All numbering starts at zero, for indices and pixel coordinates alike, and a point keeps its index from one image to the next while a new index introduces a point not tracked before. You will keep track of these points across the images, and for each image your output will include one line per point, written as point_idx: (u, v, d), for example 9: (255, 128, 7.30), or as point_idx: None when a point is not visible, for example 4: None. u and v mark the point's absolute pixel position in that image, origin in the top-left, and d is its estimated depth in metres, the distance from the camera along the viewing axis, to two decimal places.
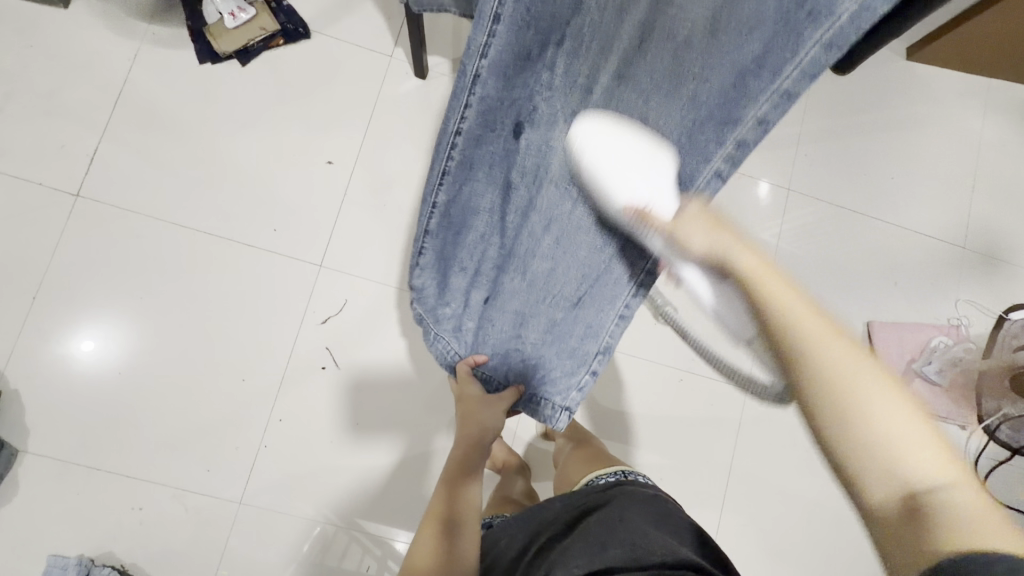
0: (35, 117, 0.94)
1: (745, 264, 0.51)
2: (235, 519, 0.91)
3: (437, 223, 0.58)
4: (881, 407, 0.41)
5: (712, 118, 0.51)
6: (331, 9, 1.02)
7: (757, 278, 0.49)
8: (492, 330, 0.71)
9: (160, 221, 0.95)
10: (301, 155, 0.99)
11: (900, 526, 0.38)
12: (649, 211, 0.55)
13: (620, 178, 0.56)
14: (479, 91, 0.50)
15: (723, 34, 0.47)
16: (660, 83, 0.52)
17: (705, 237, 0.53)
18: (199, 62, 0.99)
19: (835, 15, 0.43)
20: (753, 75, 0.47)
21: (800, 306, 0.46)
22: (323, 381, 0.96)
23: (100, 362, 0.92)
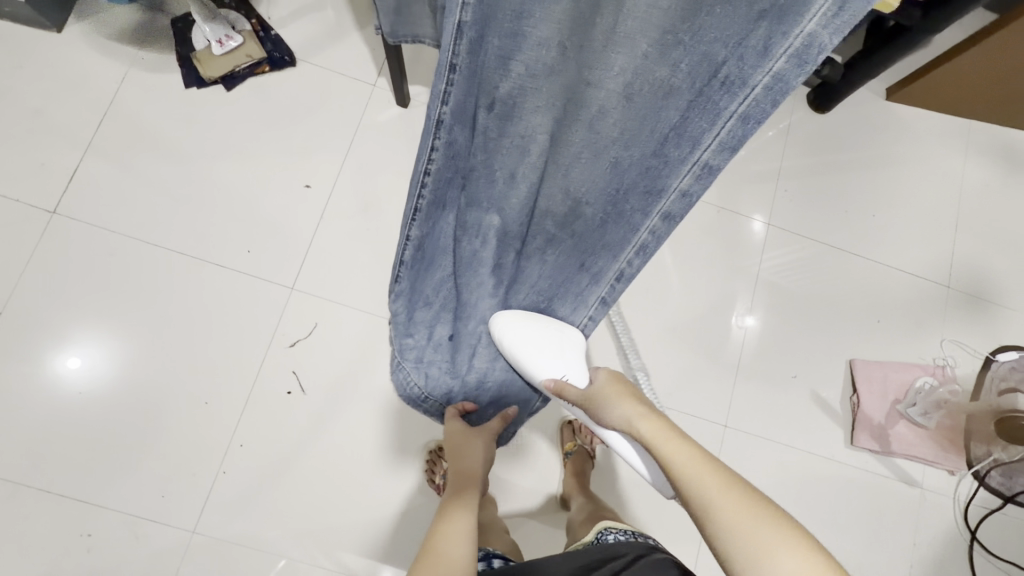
0: (20, 136, 0.96)
1: (646, 430, 0.55)
2: (186, 550, 0.88)
3: (411, 256, 0.57)
4: (782, 554, 0.44)
5: (635, 189, 0.49)
6: (318, 39, 1.05)
7: (657, 448, 0.54)
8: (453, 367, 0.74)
9: (134, 239, 0.96)
10: (281, 179, 1.00)
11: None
12: (563, 384, 0.65)
13: (533, 362, 0.67)
14: (440, 140, 0.46)
15: (640, 101, 0.42)
16: (581, 153, 0.49)
17: (613, 404, 0.59)
18: (185, 86, 1.01)
19: (748, 87, 0.37)
20: (672, 147, 0.43)
21: (695, 471, 0.51)
22: (288, 406, 0.94)
23: (60, 381, 0.90)
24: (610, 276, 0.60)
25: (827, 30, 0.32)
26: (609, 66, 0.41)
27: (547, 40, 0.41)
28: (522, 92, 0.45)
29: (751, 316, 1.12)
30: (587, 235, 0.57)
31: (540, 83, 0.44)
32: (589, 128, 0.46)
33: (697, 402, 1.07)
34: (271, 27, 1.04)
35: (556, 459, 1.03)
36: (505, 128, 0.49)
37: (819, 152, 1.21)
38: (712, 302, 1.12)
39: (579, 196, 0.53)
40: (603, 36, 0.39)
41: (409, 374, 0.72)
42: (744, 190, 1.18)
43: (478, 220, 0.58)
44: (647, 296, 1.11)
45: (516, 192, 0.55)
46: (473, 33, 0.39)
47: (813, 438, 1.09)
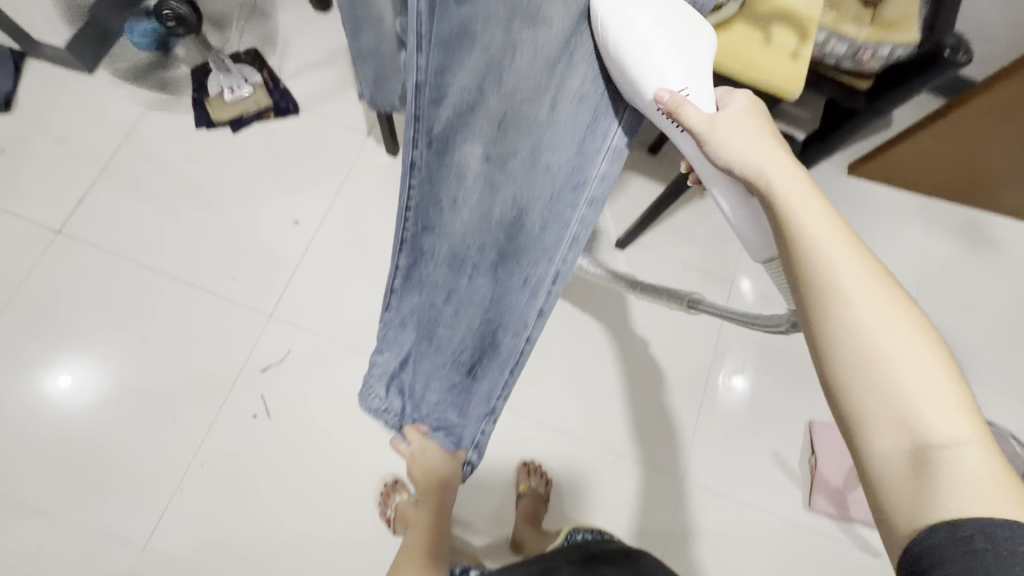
0: (43, 162, 1.06)
1: (786, 197, 0.44)
2: (135, 566, 0.89)
3: (400, 282, 0.64)
4: (912, 359, 0.37)
5: (563, 189, 0.57)
6: (321, 91, 1.16)
7: (792, 211, 0.43)
8: (418, 398, 0.68)
9: (128, 261, 1.03)
10: (273, 214, 1.08)
11: (903, 485, 0.36)
12: (682, 103, 0.47)
13: (647, 65, 0.47)
14: (415, 179, 0.58)
15: (561, 115, 0.55)
16: (522, 166, 0.57)
17: (746, 153, 0.46)
18: (195, 125, 1.12)
19: None
20: (589, 140, 0.56)
21: (837, 247, 0.41)
22: (252, 429, 0.97)
23: (37, 391, 0.95)
24: (547, 280, 0.60)
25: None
26: (534, 98, 0.55)
27: (473, 87, 0.54)
28: (462, 127, 0.56)
29: (739, 377, 1.16)
30: (530, 241, 0.59)
31: (472, 119, 0.56)
32: (526, 146, 0.56)
33: (655, 453, 1.10)
34: (281, 79, 1.16)
35: (509, 498, 1.05)
36: (454, 159, 0.58)
37: None
38: (675, 355, 1.16)
39: (522, 206, 0.58)
40: (522, 72, 0.54)
41: (373, 387, 0.69)
42: (710, 248, 1.23)
43: (433, 247, 0.62)
44: (612, 345, 1.15)
45: (465, 213, 0.60)
46: (433, 88, 0.54)
47: (772, 498, 1.09)
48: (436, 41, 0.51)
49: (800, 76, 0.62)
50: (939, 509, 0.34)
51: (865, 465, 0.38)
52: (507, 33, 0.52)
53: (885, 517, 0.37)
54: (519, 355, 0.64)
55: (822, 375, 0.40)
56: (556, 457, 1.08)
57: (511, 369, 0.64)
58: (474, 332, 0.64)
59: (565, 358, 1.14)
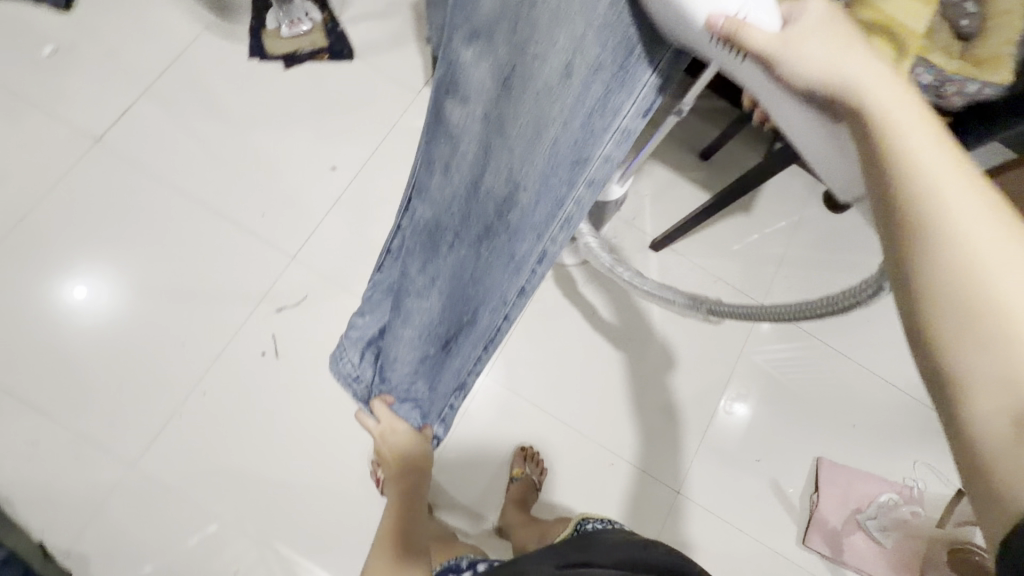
0: (94, 67, 1.06)
1: (884, 98, 0.33)
2: (123, 481, 0.89)
3: (395, 245, 0.64)
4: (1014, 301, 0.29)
5: (561, 164, 0.45)
6: (378, 41, 1.14)
7: (885, 110, 0.33)
8: (391, 367, 0.71)
9: (161, 180, 1.02)
10: (311, 157, 1.07)
11: (1005, 458, 0.27)
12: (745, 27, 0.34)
13: None
14: (427, 124, 0.52)
15: (574, 82, 0.42)
16: (524, 134, 0.46)
17: (826, 57, 0.34)
18: (248, 55, 1.10)
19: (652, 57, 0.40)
20: (597, 115, 0.42)
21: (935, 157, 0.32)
22: (257, 367, 0.96)
23: (53, 293, 0.95)
24: (532, 262, 0.54)
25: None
26: (551, 47, 0.41)
27: (487, 33, 0.44)
28: (461, 80, 0.47)
29: (737, 403, 1.12)
30: (520, 224, 0.51)
31: (484, 73, 0.46)
32: (534, 110, 0.44)
33: (654, 462, 1.07)
34: (340, 22, 1.14)
35: (501, 482, 1.03)
36: (461, 117, 0.49)
37: (828, 247, 1.22)
38: (690, 367, 1.13)
39: (516, 183, 0.48)
40: (545, 15, 0.41)
41: (348, 351, 0.75)
42: (744, 265, 1.20)
43: (420, 210, 0.58)
44: (627, 346, 1.12)
45: (458, 180, 0.53)
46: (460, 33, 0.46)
47: (766, 528, 1.06)
48: None
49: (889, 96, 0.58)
50: None
51: (959, 429, 0.30)
52: None
53: (985, 495, 0.28)
54: (488, 339, 0.64)
55: (912, 325, 0.32)
56: (553, 448, 1.06)
57: (485, 345, 0.66)
58: (448, 309, 0.63)
59: (577, 351, 1.11)
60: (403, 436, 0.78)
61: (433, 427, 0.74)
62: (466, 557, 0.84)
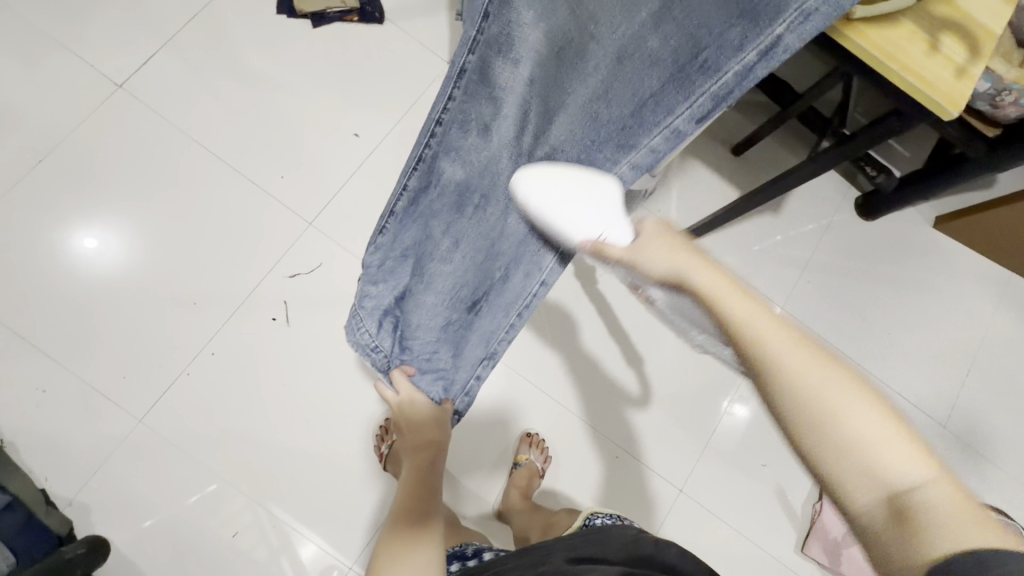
0: (119, 11, 1.03)
1: (705, 280, 0.43)
2: (129, 434, 0.89)
3: (406, 205, 0.57)
4: (854, 413, 0.37)
5: (608, 142, 0.47)
6: (410, 6, 1.10)
7: (716, 296, 0.42)
8: (414, 332, 0.68)
9: (182, 133, 1.00)
10: (334, 122, 1.04)
11: (889, 543, 0.33)
12: (603, 245, 0.48)
13: (560, 222, 0.50)
14: (458, 87, 0.49)
15: (631, 66, 0.43)
16: (571, 108, 0.47)
17: (660, 251, 0.45)
18: (277, 11, 1.07)
19: (722, 70, 0.40)
20: (649, 107, 0.44)
21: (761, 325, 0.40)
22: (267, 332, 0.95)
23: (66, 241, 0.94)
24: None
25: (790, 34, 0.37)
26: (611, 25, 0.42)
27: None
28: (512, 44, 0.46)
29: (738, 404, 1.10)
30: None
31: (530, 37, 0.45)
32: (584, 87, 0.46)
33: (659, 459, 1.06)
34: None
35: (504, 467, 1.02)
36: (497, 86, 0.48)
37: (853, 257, 1.19)
38: (703, 367, 1.11)
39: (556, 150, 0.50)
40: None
41: (363, 321, 0.69)
42: (767, 268, 1.17)
43: (448, 174, 0.55)
44: (641, 340, 1.10)
45: (493, 143, 0.52)
46: None
47: (765, 532, 1.06)
48: None
49: (965, 96, 0.55)
50: (930, 547, 0.32)
51: (850, 516, 0.36)
52: None
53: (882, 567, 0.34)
54: (522, 305, 0.60)
55: (793, 447, 0.38)
56: (558, 437, 1.05)
57: (516, 311, 0.61)
58: (475, 270, 0.61)
59: (590, 342, 1.09)
60: (420, 407, 0.78)
61: (454, 401, 0.72)
62: (472, 544, 0.83)
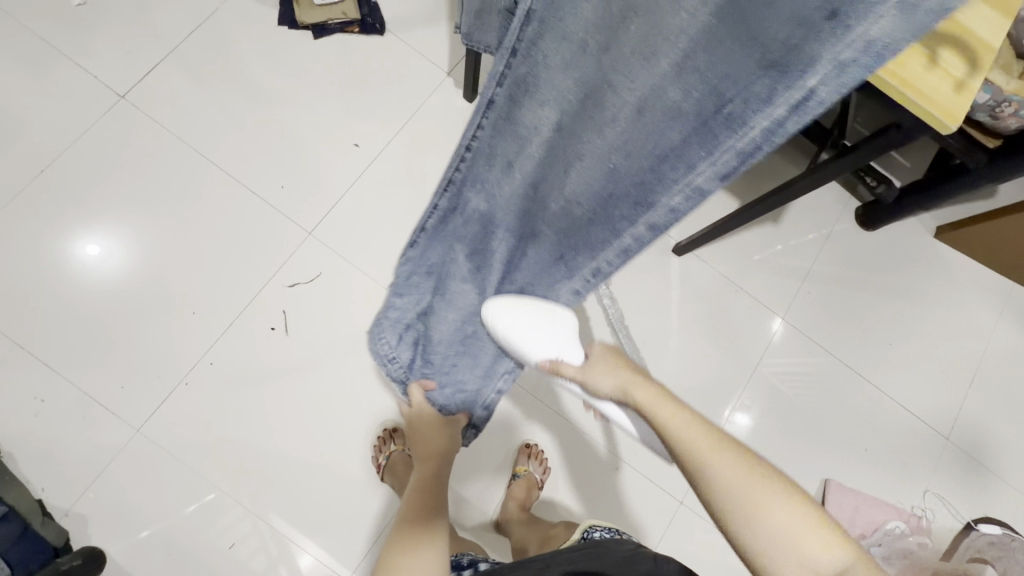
0: (122, 22, 1.04)
1: (647, 399, 0.56)
2: (127, 444, 0.89)
3: (434, 223, 0.55)
4: (784, 513, 0.46)
5: (627, 197, 0.46)
6: (410, 18, 1.11)
7: (657, 414, 0.54)
8: (437, 347, 0.67)
9: (183, 143, 1.00)
10: (334, 132, 1.04)
11: None
12: (558, 364, 0.64)
13: (526, 344, 0.63)
14: (485, 121, 0.47)
15: (652, 119, 0.40)
16: (591, 156, 0.46)
17: (607, 375, 0.60)
18: (278, 22, 1.07)
19: (747, 127, 0.36)
20: (669, 164, 0.41)
21: (697, 438, 0.51)
22: (266, 341, 0.95)
23: (66, 251, 0.94)
24: (585, 273, 0.56)
25: (827, 86, 0.32)
26: (636, 76, 0.39)
27: (578, 36, 0.40)
28: (539, 83, 0.43)
29: (739, 413, 1.10)
30: (580, 237, 0.53)
31: (556, 80, 0.43)
32: (606, 137, 0.44)
33: (659, 471, 1.05)
34: None
35: (503, 478, 1.02)
36: (523, 125, 0.46)
37: (854, 267, 1.19)
38: (703, 378, 1.10)
39: (575, 195, 0.50)
40: (636, 42, 0.38)
41: (385, 331, 0.66)
42: (767, 278, 1.16)
43: (474, 204, 0.54)
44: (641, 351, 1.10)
45: (516, 181, 0.51)
46: (533, 26, 0.40)
47: None
48: None
49: (964, 109, 0.55)
50: None
51: None
52: None
53: None
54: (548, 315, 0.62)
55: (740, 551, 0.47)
56: (557, 448, 1.04)
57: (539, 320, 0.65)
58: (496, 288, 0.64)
59: None
60: (430, 419, 0.76)
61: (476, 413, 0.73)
62: (469, 556, 0.83)
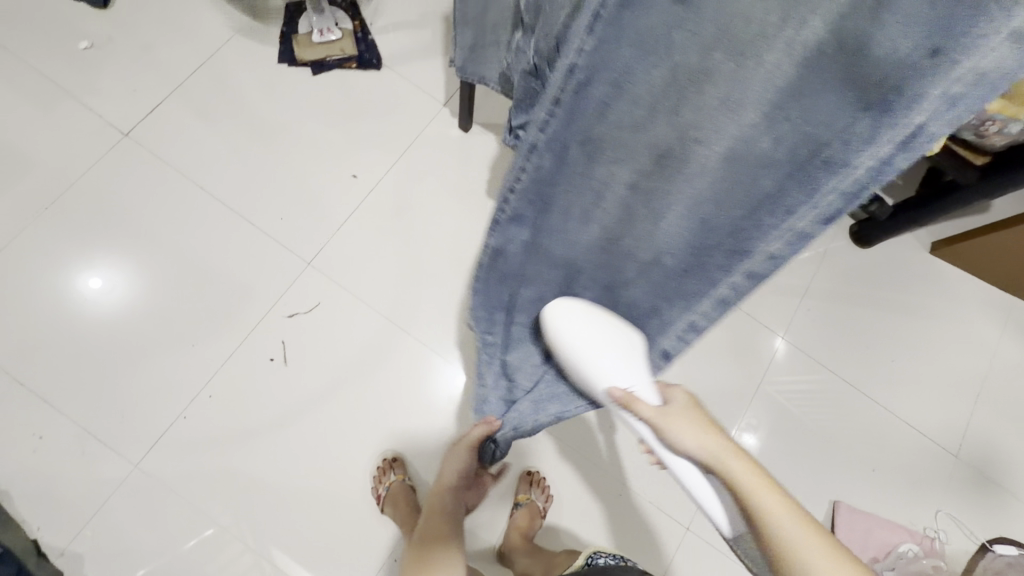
0: (127, 63, 1.07)
1: (734, 465, 0.53)
2: (125, 479, 0.88)
3: (485, 263, 0.57)
4: None
5: (722, 241, 0.50)
6: (407, 52, 1.14)
7: (745, 483, 0.51)
8: (517, 382, 0.69)
9: (184, 178, 1.03)
10: (333, 164, 1.06)
11: None
12: (633, 398, 0.58)
13: (596, 369, 0.61)
14: (532, 161, 0.46)
15: (740, 167, 0.43)
16: (679, 203, 0.49)
17: (689, 430, 0.55)
18: (277, 60, 1.11)
19: (850, 167, 0.39)
20: (767, 209, 0.45)
21: (785, 515, 0.49)
22: (265, 372, 0.95)
23: (67, 286, 0.95)
24: (681, 327, 0.61)
25: (936, 121, 0.35)
26: (716, 133, 0.42)
27: (644, 99, 0.41)
28: (603, 143, 0.45)
29: (746, 432, 1.09)
30: (677, 276, 0.56)
31: (627, 137, 0.44)
32: (688, 187, 0.47)
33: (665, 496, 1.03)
34: (370, 32, 1.14)
35: (505, 505, 1.00)
36: (592, 177, 0.49)
37: (852, 284, 1.19)
38: (705, 399, 1.10)
39: (666, 240, 0.53)
40: (712, 102, 0.40)
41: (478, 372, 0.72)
42: (765, 297, 1.16)
43: (549, 253, 0.57)
44: None
45: (597, 229, 0.54)
46: (582, 75, 0.39)
47: None
48: (608, 23, 0.37)
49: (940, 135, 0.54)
50: None
51: None
52: (708, 35, 0.37)
53: None
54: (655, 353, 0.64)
55: None
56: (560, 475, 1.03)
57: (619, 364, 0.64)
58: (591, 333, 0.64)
59: None
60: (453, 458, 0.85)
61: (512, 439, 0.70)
62: None
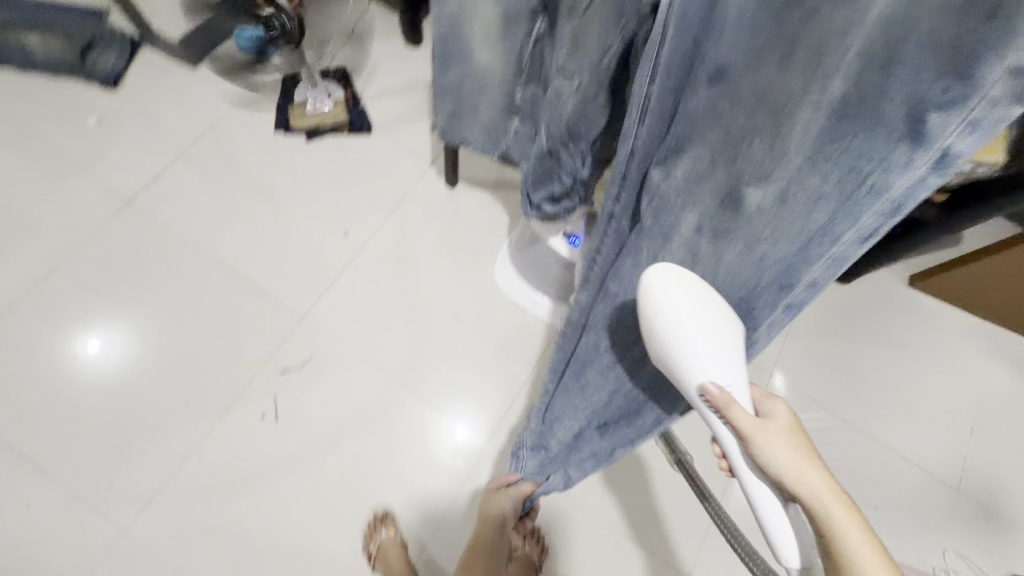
0: (131, 135, 1.14)
1: (821, 488, 0.53)
2: (112, 544, 0.87)
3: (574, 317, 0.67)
4: None
5: (775, 277, 0.53)
6: (395, 117, 1.22)
7: (827, 504, 0.52)
8: (554, 433, 0.78)
9: (182, 240, 1.07)
10: (326, 223, 1.11)
11: None
12: (731, 401, 0.53)
13: (689, 359, 0.54)
14: (611, 229, 0.57)
15: (794, 204, 0.46)
16: (740, 244, 0.52)
17: (785, 449, 0.54)
18: (273, 128, 1.18)
19: (890, 192, 0.42)
20: (819, 237, 0.47)
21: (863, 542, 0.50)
22: (257, 429, 0.96)
23: (65, 349, 0.97)
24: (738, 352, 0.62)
25: (963, 141, 0.37)
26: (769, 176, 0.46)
27: (701, 155, 0.48)
28: (668, 200, 0.52)
29: None
30: (751, 310, 0.57)
31: (695, 191, 0.51)
32: (744, 228, 0.51)
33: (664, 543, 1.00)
34: (361, 100, 1.22)
35: None
36: (656, 226, 0.54)
37: (835, 319, 1.21)
38: None
39: (726, 280, 0.56)
40: (759, 151, 0.45)
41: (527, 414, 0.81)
42: None
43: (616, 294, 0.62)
44: None
45: None
46: (642, 151, 0.49)
47: None
48: (658, 106, 0.45)
49: None
50: None
51: None
52: (751, 103, 0.43)
53: None
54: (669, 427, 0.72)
55: None
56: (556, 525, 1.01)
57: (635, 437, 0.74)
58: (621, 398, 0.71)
59: None
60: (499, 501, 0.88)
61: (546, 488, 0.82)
62: None
